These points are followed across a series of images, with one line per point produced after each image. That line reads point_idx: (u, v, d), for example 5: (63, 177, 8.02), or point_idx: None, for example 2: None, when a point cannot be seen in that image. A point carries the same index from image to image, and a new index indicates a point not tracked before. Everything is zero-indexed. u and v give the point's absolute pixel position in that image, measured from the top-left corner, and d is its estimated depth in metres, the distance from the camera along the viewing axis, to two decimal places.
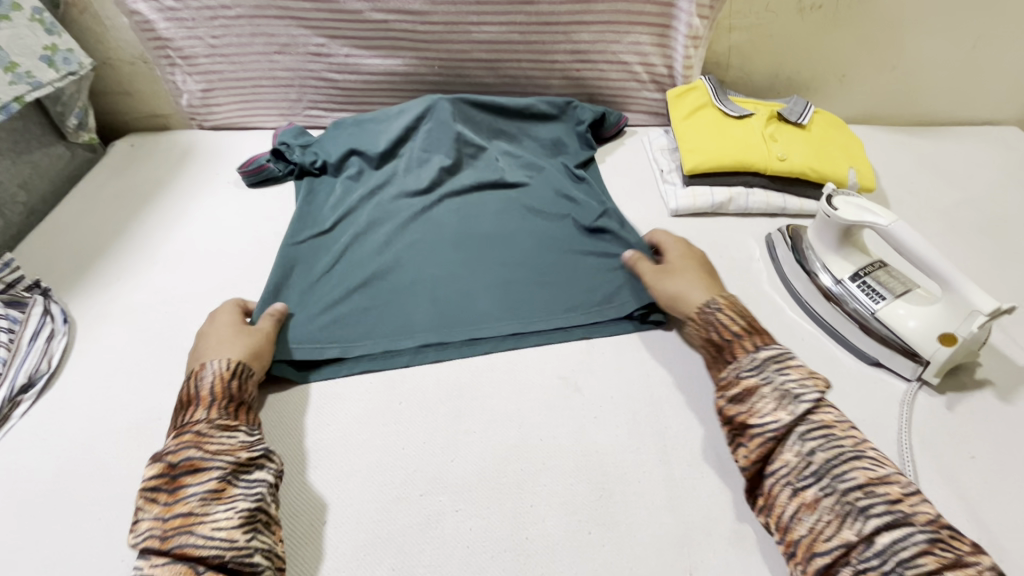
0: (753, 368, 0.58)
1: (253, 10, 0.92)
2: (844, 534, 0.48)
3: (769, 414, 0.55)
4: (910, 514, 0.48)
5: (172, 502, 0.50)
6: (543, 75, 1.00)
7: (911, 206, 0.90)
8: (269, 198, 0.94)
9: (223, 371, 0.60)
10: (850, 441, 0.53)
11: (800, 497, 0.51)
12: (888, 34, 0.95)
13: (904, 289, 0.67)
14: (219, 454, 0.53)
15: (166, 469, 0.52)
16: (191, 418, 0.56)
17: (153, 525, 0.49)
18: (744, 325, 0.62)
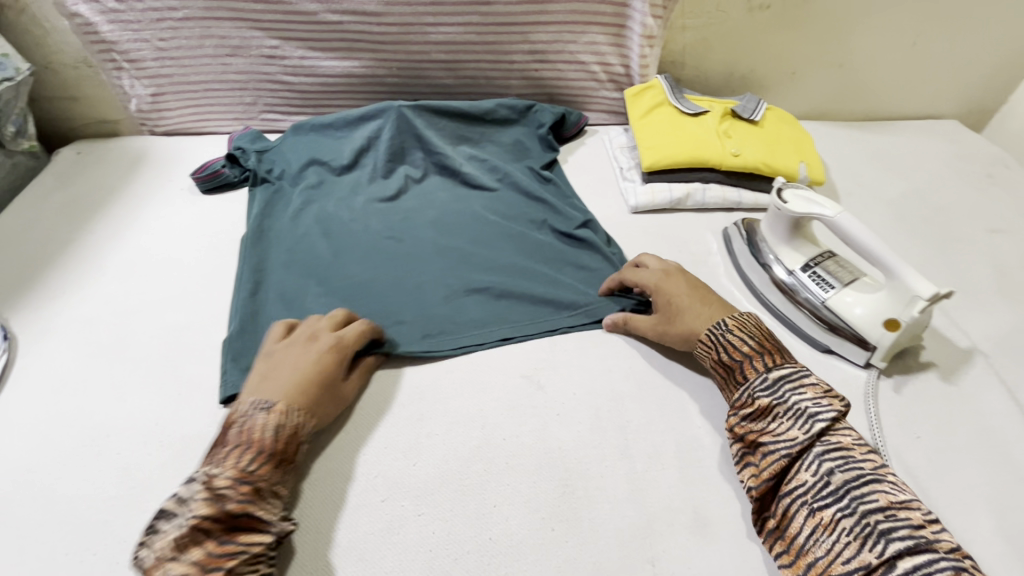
0: (767, 388, 0.56)
1: (202, 12, 0.90)
2: (864, 557, 0.45)
3: (785, 434, 0.54)
4: (935, 542, 0.45)
5: (217, 554, 0.47)
6: (503, 76, 1.00)
7: (860, 197, 0.93)
8: (225, 204, 0.92)
9: (300, 431, 0.56)
10: (869, 464, 0.51)
11: (817, 517, 0.49)
12: (834, 33, 0.98)
13: (852, 277, 0.69)
14: (274, 519, 0.51)
15: (221, 515, 0.48)
16: (253, 463, 0.52)
17: (185, 570, 0.45)
18: (755, 345, 0.60)
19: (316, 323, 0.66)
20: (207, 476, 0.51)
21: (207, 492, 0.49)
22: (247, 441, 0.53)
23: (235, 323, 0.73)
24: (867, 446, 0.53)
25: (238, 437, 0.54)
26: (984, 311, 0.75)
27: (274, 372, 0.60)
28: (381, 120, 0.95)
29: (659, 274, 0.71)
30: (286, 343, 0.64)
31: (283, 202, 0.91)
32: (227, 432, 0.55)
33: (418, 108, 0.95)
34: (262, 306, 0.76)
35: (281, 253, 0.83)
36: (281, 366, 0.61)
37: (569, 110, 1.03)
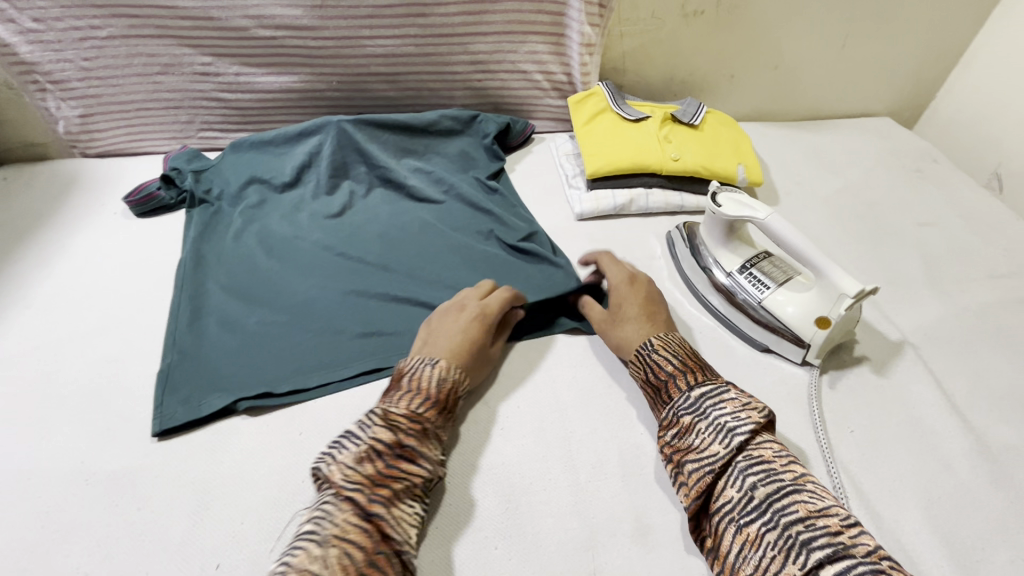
0: (689, 406, 0.56)
1: (128, 30, 0.87)
2: (788, 569, 0.44)
3: (707, 450, 0.53)
4: (851, 546, 0.44)
5: (385, 473, 0.51)
6: (446, 87, 1.00)
7: (798, 196, 0.96)
8: (161, 228, 0.89)
9: (458, 391, 0.60)
10: (789, 475, 0.50)
11: (743, 534, 0.48)
12: (767, 37, 1.01)
13: (786, 277, 0.71)
14: (430, 457, 0.54)
15: (393, 442, 0.53)
16: (420, 406, 0.57)
17: (358, 481, 0.50)
18: (679, 363, 0.60)
19: (464, 295, 0.70)
20: (385, 409, 0.56)
21: (385, 420, 0.54)
22: (416, 388, 0.58)
23: (172, 351, 0.70)
24: (788, 457, 0.52)
25: (410, 384, 0.58)
26: (913, 303, 0.77)
27: (435, 337, 0.65)
28: (322, 135, 0.93)
29: (624, 275, 0.73)
30: (445, 311, 0.68)
31: (224, 223, 0.88)
32: (400, 379, 0.60)
33: (359, 121, 0.93)
34: (196, 334, 0.73)
35: (219, 277, 0.80)
36: (439, 333, 0.65)
37: (515, 119, 1.03)
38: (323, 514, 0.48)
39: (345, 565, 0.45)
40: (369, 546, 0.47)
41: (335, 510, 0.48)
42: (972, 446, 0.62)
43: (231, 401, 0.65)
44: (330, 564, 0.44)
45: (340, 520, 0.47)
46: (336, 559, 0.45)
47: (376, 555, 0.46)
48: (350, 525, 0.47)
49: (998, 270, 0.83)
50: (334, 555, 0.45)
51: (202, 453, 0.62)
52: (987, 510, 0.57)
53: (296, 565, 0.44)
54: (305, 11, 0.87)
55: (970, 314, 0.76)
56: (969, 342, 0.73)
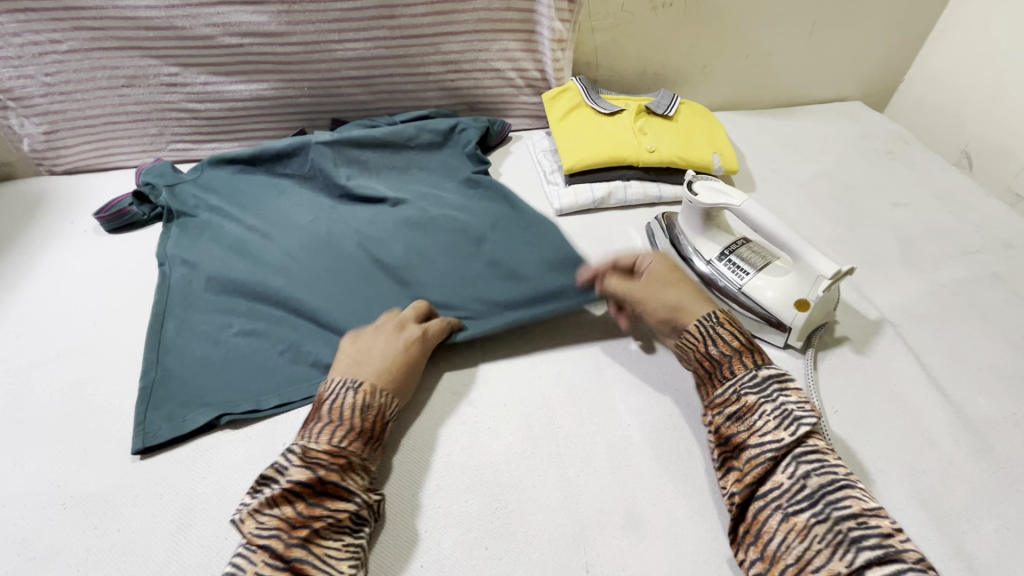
0: (755, 385, 0.55)
1: (89, 43, 0.85)
2: (832, 563, 0.45)
3: (769, 435, 0.52)
4: (903, 551, 0.44)
5: (306, 515, 0.50)
6: (419, 88, 0.99)
7: (774, 182, 0.97)
8: (134, 244, 0.87)
9: (385, 415, 0.58)
10: (843, 469, 0.51)
11: (790, 522, 0.48)
12: (736, 26, 1.02)
13: (765, 262, 0.71)
14: (356, 488, 0.53)
15: (311, 480, 0.51)
16: (344, 438, 0.54)
17: (277, 526, 0.49)
18: (742, 341, 0.59)
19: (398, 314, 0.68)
20: (302, 446, 0.54)
21: (301, 460, 0.52)
22: (336, 419, 0.55)
23: (156, 368, 0.69)
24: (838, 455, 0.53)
25: (330, 413, 0.56)
26: (891, 281, 0.79)
27: (368, 359, 0.61)
28: (303, 156, 0.92)
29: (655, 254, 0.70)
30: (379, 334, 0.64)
31: (205, 233, 0.85)
32: (318, 408, 0.57)
33: (333, 146, 0.91)
34: (177, 349, 0.71)
35: (197, 288, 0.78)
36: (371, 353, 0.62)
37: (492, 121, 1.02)
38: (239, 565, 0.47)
39: None
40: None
41: (248, 561, 0.47)
42: (953, 419, 0.63)
43: (215, 415, 0.63)
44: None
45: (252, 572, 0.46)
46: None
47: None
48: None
49: (971, 246, 0.85)
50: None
51: (183, 469, 0.61)
52: (970, 480, 0.58)
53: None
54: (271, 17, 0.86)
55: (946, 290, 0.78)
56: (946, 317, 0.74)
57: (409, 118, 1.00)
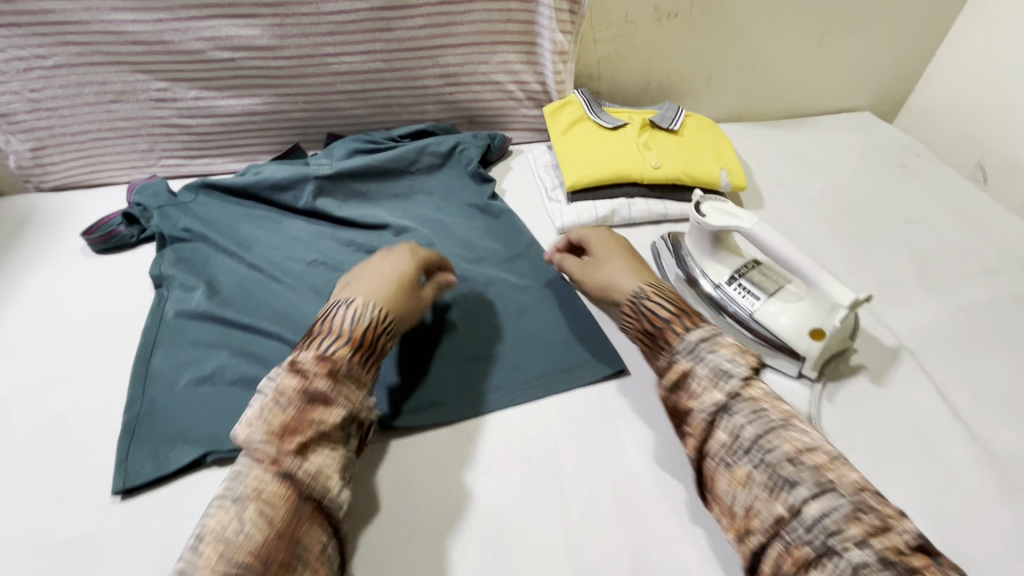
0: (686, 352, 0.54)
1: (75, 58, 0.82)
2: (772, 507, 0.45)
3: (705, 397, 0.51)
4: (836, 484, 0.45)
5: (296, 419, 0.49)
6: (416, 102, 0.97)
7: (784, 198, 0.93)
8: (122, 266, 0.85)
9: (377, 324, 0.57)
10: (777, 414, 0.50)
11: (734, 475, 0.48)
12: (743, 37, 0.99)
13: (777, 286, 0.68)
14: (347, 398, 0.52)
15: (300, 391, 0.50)
16: (331, 347, 0.53)
17: (266, 434, 0.48)
18: (674, 308, 0.58)
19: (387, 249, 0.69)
20: (290, 363, 0.52)
21: (290, 371, 0.51)
22: (325, 332, 0.55)
23: (141, 402, 0.66)
24: (777, 397, 0.52)
25: (321, 325, 0.55)
26: (907, 304, 0.75)
27: (357, 284, 0.61)
28: (297, 190, 0.88)
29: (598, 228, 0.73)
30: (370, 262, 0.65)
31: (200, 257, 0.83)
32: (314, 324, 0.57)
33: (326, 189, 0.89)
34: (162, 380, 0.68)
35: (185, 314, 0.75)
36: (359, 279, 0.62)
37: (492, 136, 0.99)
38: (237, 474, 0.47)
39: (265, 527, 0.44)
40: (290, 498, 0.46)
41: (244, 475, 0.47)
42: (977, 456, 0.60)
43: (200, 453, 0.60)
44: (251, 523, 0.44)
45: (248, 485, 0.46)
46: (256, 516, 0.44)
47: (301, 507, 0.46)
48: (267, 481, 0.46)
49: (990, 265, 0.82)
50: (255, 512, 0.44)
51: (167, 512, 0.57)
52: (997, 524, 0.55)
53: (213, 532, 0.43)
54: (263, 30, 0.83)
55: (966, 314, 0.74)
56: (966, 343, 0.71)
57: (407, 132, 0.97)
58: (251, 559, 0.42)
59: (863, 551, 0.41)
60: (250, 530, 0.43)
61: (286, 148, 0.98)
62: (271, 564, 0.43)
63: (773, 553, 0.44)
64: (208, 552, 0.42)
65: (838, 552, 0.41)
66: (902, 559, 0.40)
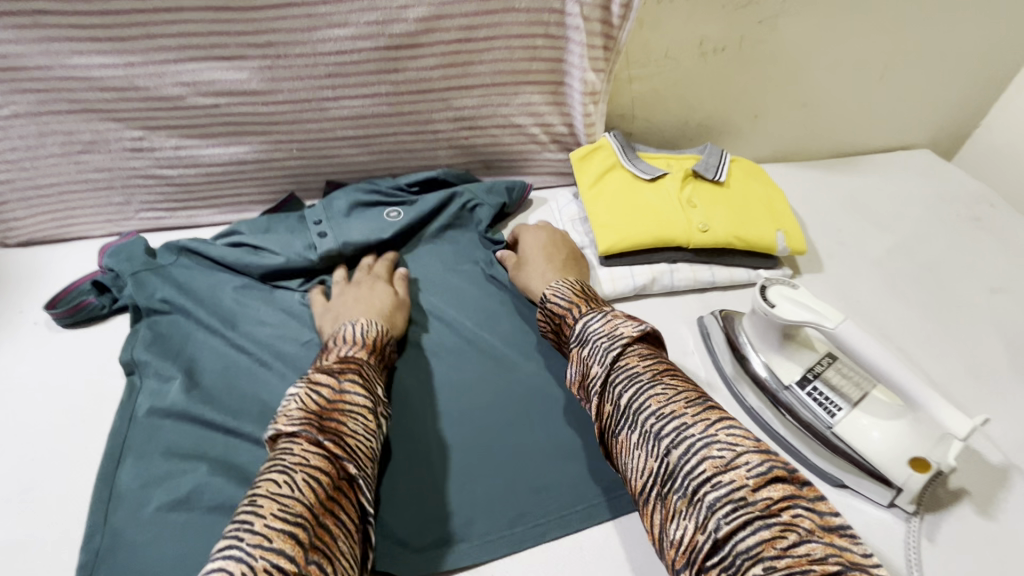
0: (576, 338, 0.60)
1: (36, 106, 0.71)
2: (648, 464, 0.48)
3: (589, 371, 0.56)
4: (690, 425, 0.47)
5: (328, 406, 0.53)
6: (427, 147, 0.86)
7: (845, 260, 0.82)
8: (91, 344, 0.74)
9: (384, 335, 0.66)
10: (647, 373, 0.53)
11: (621, 445, 0.51)
12: (795, 72, 0.88)
13: (861, 393, 0.57)
14: (369, 391, 0.57)
15: (332, 385, 0.55)
16: (350, 352, 0.61)
17: (305, 416, 0.51)
18: (569, 301, 0.65)
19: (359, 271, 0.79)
20: (315, 369, 0.58)
21: (319, 370, 0.56)
22: (341, 343, 0.62)
23: (102, 532, 0.55)
24: (662, 364, 0.55)
25: (337, 342, 0.62)
26: (1002, 401, 0.65)
27: (351, 309, 0.69)
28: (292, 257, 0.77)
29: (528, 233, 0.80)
30: (356, 285, 0.74)
31: (179, 335, 0.72)
32: (328, 344, 0.63)
33: (320, 263, 0.78)
34: (128, 502, 0.57)
35: (159, 411, 0.64)
36: (347, 305, 0.70)
37: (511, 184, 0.88)
38: (281, 453, 0.48)
39: (315, 488, 0.46)
40: (332, 471, 0.48)
41: (291, 451, 0.48)
42: None
43: None
44: (300, 488, 0.45)
45: (298, 455, 0.48)
46: (306, 483, 0.46)
47: (341, 481, 0.48)
48: (311, 453, 0.48)
49: None
50: (302, 479, 0.46)
51: None
52: None
53: (266, 495, 0.44)
54: (252, 73, 0.72)
55: None
56: None
57: (417, 180, 0.86)
58: (300, 516, 0.43)
59: (721, 491, 0.43)
60: (300, 493, 0.45)
61: (280, 198, 0.87)
62: (319, 525, 0.44)
63: (659, 513, 0.46)
64: (264, 510, 0.43)
65: (703, 500, 0.43)
66: (755, 495, 0.42)
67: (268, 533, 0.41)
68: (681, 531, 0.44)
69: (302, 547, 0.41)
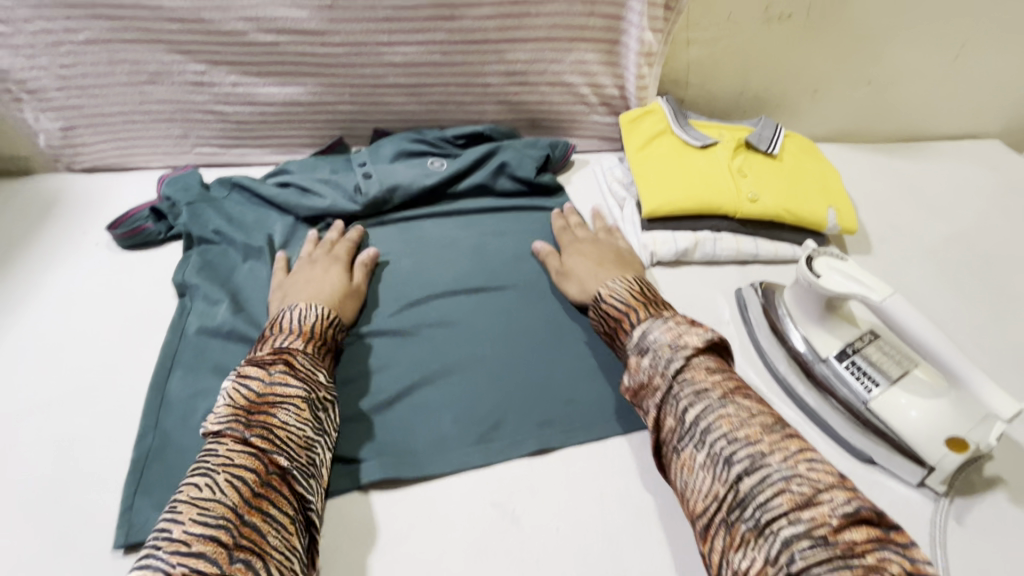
0: (632, 346, 0.56)
1: (108, 33, 0.74)
2: (714, 488, 0.45)
3: (650, 383, 0.53)
4: (766, 454, 0.45)
5: (257, 400, 0.50)
6: (476, 101, 0.86)
7: (896, 244, 0.79)
8: (150, 265, 0.78)
9: (327, 319, 0.61)
10: (716, 392, 0.50)
11: (683, 461, 0.49)
12: (863, 45, 0.84)
13: (902, 371, 0.56)
14: (305, 379, 0.53)
15: (262, 373, 0.52)
16: (287, 341, 0.57)
17: (232, 414, 0.49)
18: (623, 306, 0.60)
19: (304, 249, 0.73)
20: (246, 359, 0.55)
21: (249, 362, 0.54)
22: (281, 327, 0.58)
23: (153, 434, 0.59)
24: (726, 378, 0.52)
25: (274, 328, 0.59)
26: None
27: (298, 289, 0.65)
28: (332, 200, 0.79)
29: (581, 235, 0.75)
30: (311, 262, 0.69)
31: (227, 264, 0.75)
32: (267, 328, 0.59)
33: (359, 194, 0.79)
34: (176, 411, 0.61)
35: (208, 333, 0.67)
36: (299, 285, 0.66)
37: (554, 142, 0.88)
38: (205, 455, 0.47)
39: (238, 488, 0.44)
40: (261, 469, 0.46)
41: (215, 450, 0.47)
42: None
43: None
44: (222, 489, 0.44)
45: (222, 453, 0.47)
46: (228, 483, 0.44)
47: (269, 475, 0.46)
48: (235, 454, 0.46)
49: None
50: (225, 480, 0.44)
51: None
52: None
53: (187, 500, 0.43)
54: (312, 12, 0.74)
55: None
56: None
57: (463, 133, 0.86)
58: (221, 519, 0.42)
59: (797, 527, 0.40)
60: (222, 495, 0.43)
61: (329, 142, 0.89)
62: (244, 525, 0.43)
63: (721, 539, 0.44)
64: (182, 517, 0.42)
65: (774, 532, 0.41)
66: (837, 536, 0.39)
67: (186, 538, 0.41)
68: (747, 560, 0.41)
69: (224, 548, 0.41)
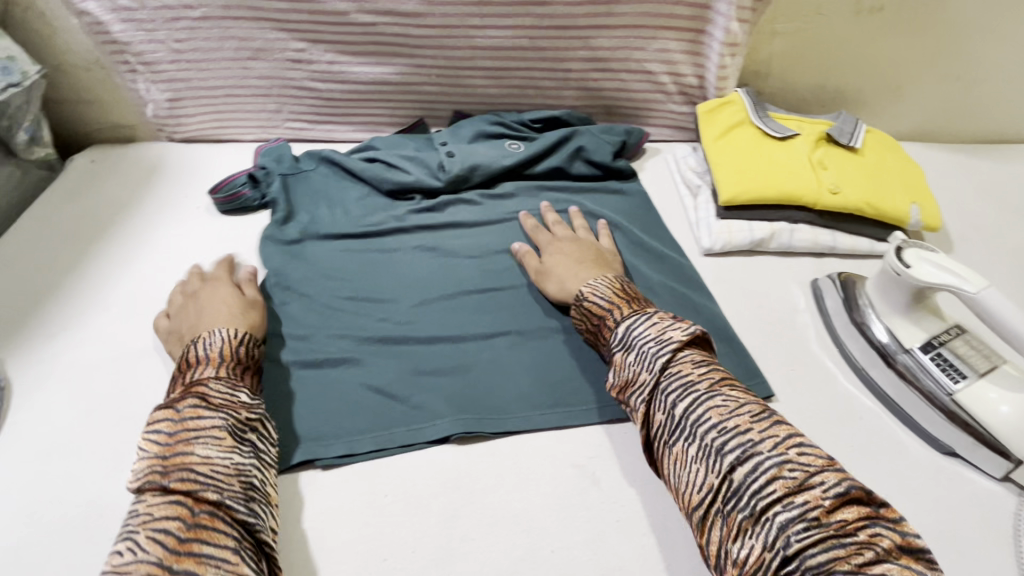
0: (618, 342, 0.56)
1: (223, 10, 0.80)
2: (707, 480, 0.45)
3: (638, 378, 0.53)
4: (757, 442, 0.45)
5: (171, 442, 0.46)
6: (556, 86, 0.88)
7: (979, 243, 0.78)
8: (246, 228, 0.82)
9: (239, 342, 0.57)
10: (704, 384, 0.50)
11: (675, 454, 0.48)
12: (954, 41, 0.83)
13: (989, 365, 0.57)
14: (221, 407, 0.50)
15: (170, 414, 0.48)
16: (201, 372, 0.53)
17: (149, 462, 0.45)
18: (607, 303, 0.60)
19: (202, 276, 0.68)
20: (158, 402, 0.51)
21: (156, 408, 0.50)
22: (190, 364, 0.54)
23: None
24: (711, 369, 0.52)
25: (188, 358, 0.54)
26: None
27: (200, 317, 0.60)
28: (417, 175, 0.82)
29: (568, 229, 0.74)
30: (213, 288, 0.64)
31: None
32: (187, 355, 0.55)
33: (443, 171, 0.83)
34: None
35: None
36: (208, 314, 0.61)
37: (629, 129, 0.90)
38: (130, 514, 0.43)
39: (163, 539, 0.40)
40: (188, 512, 0.42)
41: (138, 505, 0.43)
42: None
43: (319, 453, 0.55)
44: (144, 547, 0.40)
45: (144, 509, 0.43)
46: (151, 539, 0.40)
47: (201, 517, 0.42)
48: (157, 506, 0.42)
49: None
50: (148, 536, 0.40)
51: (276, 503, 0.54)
52: None
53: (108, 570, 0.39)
54: None
55: None
56: None
57: (541, 118, 0.89)
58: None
59: (792, 511, 0.41)
60: (144, 552, 0.39)
61: (410, 122, 0.93)
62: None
63: (718, 530, 0.44)
64: None
65: (770, 519, 0.41)
66: (828, 517, 0.40)
67: None
68: (745, 550, 0.41)
69: None
